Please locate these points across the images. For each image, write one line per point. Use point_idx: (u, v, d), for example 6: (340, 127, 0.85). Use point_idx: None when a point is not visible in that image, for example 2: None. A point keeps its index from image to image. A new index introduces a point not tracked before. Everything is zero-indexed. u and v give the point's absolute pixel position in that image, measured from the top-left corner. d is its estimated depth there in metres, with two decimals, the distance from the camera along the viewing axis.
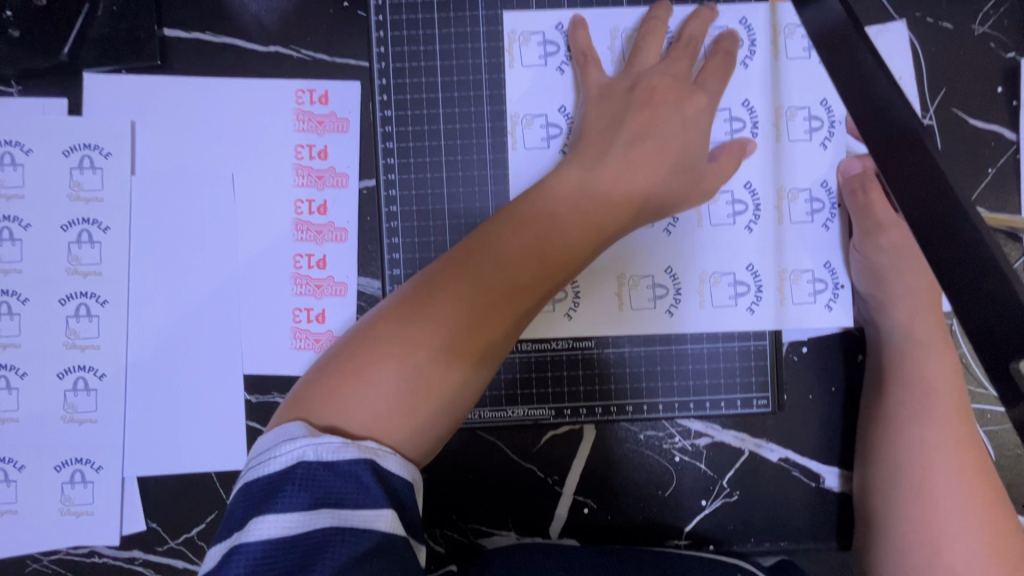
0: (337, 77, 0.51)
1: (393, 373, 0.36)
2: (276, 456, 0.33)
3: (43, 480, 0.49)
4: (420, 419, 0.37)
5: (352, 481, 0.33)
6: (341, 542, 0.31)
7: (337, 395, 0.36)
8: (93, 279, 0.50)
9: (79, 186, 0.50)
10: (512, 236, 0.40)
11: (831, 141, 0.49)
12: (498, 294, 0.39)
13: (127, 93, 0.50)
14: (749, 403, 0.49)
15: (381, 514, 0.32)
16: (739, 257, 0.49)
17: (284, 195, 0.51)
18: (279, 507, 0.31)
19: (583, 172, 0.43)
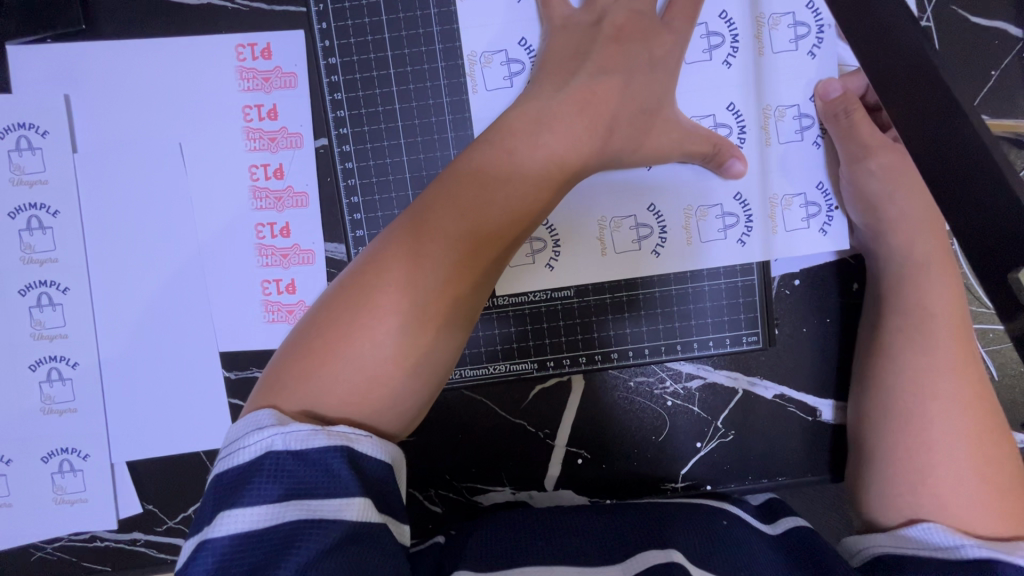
0: (277, 28, 0.47)
1: (359, 345, 0.35)
2: (245, 446, 0.32)
3: (32, 472, 0.49)
4: (397, 385, 0.35)
5: (323, 470, 0.32)
6: (311, 533, 0.30)
7: (303, 380, 0.35)
8: (50, 267, 0.48)
9: (21, 169, 0.47)
10: (470, 191, 0.38)
11: (820, 48, 0.45)
12: (459, 253, 0.37)
13: (56, 64, 0.47)
14: (739, 341, 0.47)
15: (352, 503, 0.31)
16: (725, 189, 0.45)
17: (238, 162, 0.48)
18: (247, 500, 0.31)
19: (539, 112, 0.40)
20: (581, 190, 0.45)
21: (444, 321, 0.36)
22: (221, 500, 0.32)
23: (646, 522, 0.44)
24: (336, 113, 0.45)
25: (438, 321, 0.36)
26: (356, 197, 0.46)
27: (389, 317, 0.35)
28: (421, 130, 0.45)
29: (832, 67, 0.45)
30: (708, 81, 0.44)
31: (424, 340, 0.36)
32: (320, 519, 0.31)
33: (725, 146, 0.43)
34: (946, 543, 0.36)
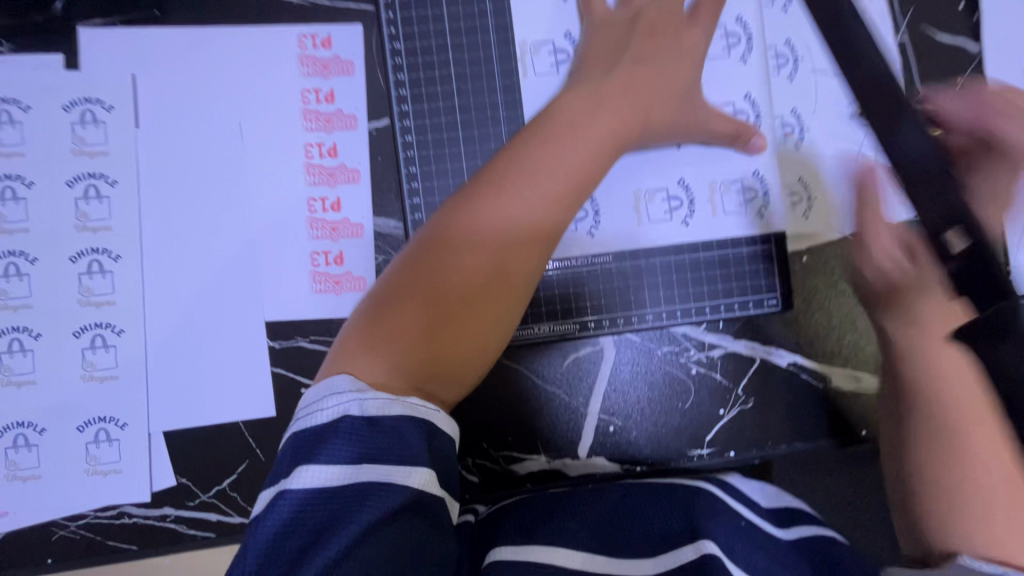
0: (338, 21, 0.51)
1: (411, 346, 0.38)
2: (323, 409, 0.35)
3: (66, 442, 0.49)
4: (440, 384, 0.39)
5: (395, 437, 0.34)
6: (380, 495, 0.32)
7: (377, 341, 0.38)
8: (103, 235, 0.49)
9: (82, 141, 0.49)
10: (479, 243, 0.41)
11: (797, 75, 0.52)
12: (515, 240, 0.42)
13: (125, 45, 0.50)
14: (762, 304, 0.53)
15: (417, 472, 0.34)
16: (743, 168, 0.51)
17: (294, 140, 0.51)
18: (323, 458, 0.33)
19: (592, 108, 0.45)
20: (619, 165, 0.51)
21: (487, 320, 0.41)
22: (297, 456, 0.34)
23: (674, 493, 0.46)
24: (401, 93, 0.50)
25: (494, 300, 0.41)
26: (415, 167, 0.51)
27: (433, 322, 0.39)
28: (478, 109, 0.50)
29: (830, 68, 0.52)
30: (724, 74, 0.51)
31: (483, 315, 0.41)
32: (388, 484, 0.33)
33: (747, 130, 0.50)
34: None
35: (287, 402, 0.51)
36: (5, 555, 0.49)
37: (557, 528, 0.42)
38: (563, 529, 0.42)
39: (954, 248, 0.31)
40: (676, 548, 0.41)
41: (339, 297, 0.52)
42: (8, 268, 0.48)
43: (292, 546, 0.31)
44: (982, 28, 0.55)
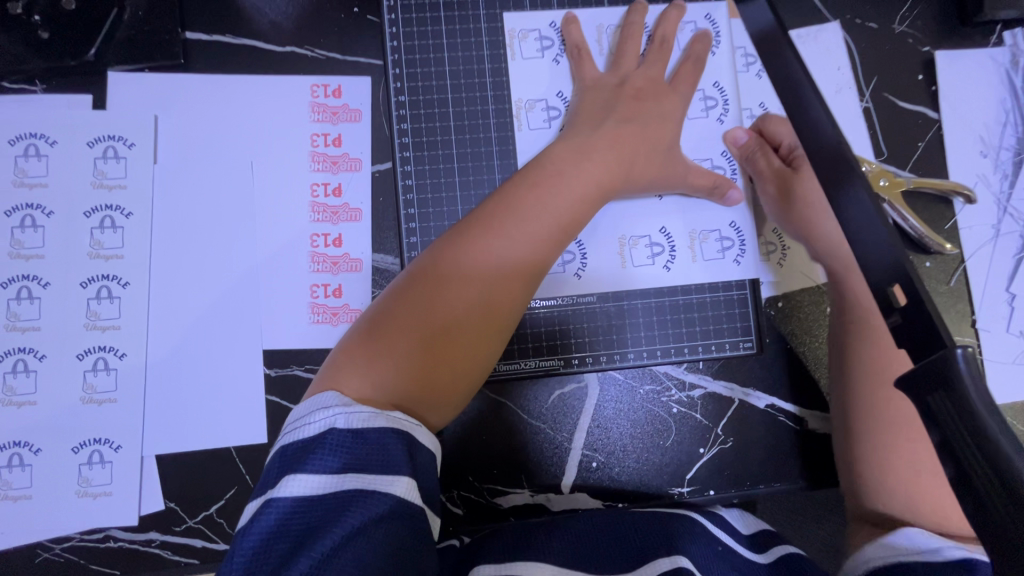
0: (349, 73, 0.56)
1: (391, 367, 0.40)
2: (311, 423, 0.36)
3: (61, 462, 0.50)
4: (422, 403, 0.41)
5: (380, 448, 0.36)
6: (364, 503, 0.34)
7: (366, 363, 0.41)
8: (115, 262, 0.52)
9: (103, 175, 0.53)
10: (467, 269, 0.44)
11: None
12: (501, 275, 0.44)
13: (150, 90, 0.54)
14: (738, 346, 0.55)
15: (400, 481, 0.35)
16: (720, 219, 0.55)
17: (301, 180, 0.55)
18: (310, 467, 0.34)
19: (580, 157, 0.49)
20: (605, 213, 0.54)
21: (470, 344, 0.43)
22: (283, 469, 0.35)
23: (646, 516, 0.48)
24: (403, 142, 0.54)
25: (478, 331, 0.43)
26: (414, 211, 0.54)
27: (417, 344, 0.41)
28: (475, 158, 0.54)
29: None
30: (702, 132, 0.55)
31: (467, 343, 0.43)
32: (373, 492, 0.34)
33: (724, 184, 0.54)
34: (929, 546, 0.40)
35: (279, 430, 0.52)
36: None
37: (538, 544, 0.44)
38: (546, 546, 0.44)
39: (897, 302, 0.35)
40: (652, 559, 0.42)
41: (335, 329, 0.54)
42: (20, 291, 0.51)
43: (278, 552, 0.32)
44: (940, 97, 0.60)
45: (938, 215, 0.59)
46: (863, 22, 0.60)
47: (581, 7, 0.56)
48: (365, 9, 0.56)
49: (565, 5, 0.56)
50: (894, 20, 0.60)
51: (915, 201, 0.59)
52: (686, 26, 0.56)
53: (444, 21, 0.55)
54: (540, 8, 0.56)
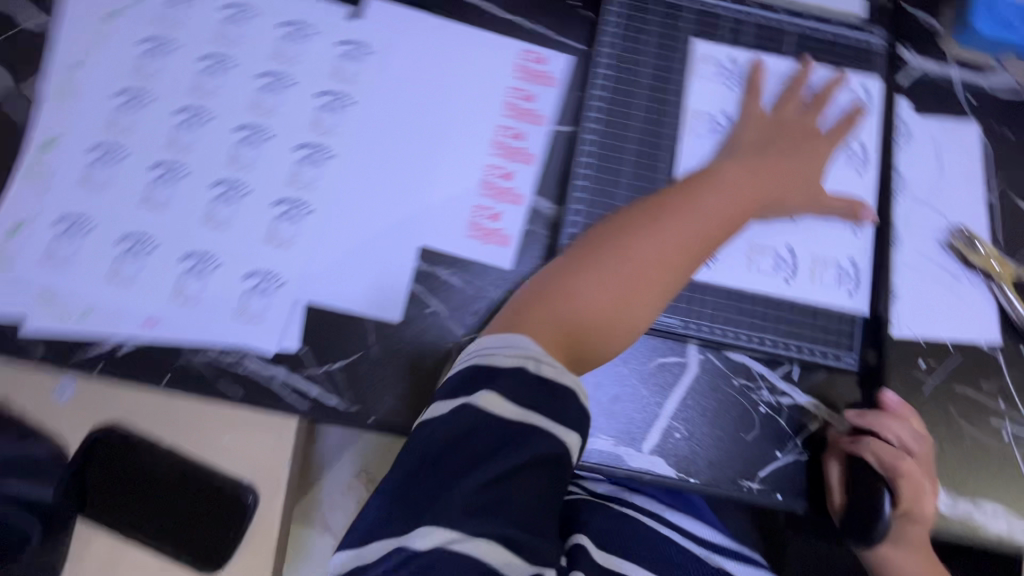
0: (554, 50, 0.65)
1: (554, 326, 0.50)
2: (507, 353, 0.47)
3: (230, 284, 0.57)
4: (576, 358, 0.50)
5: (558, 397, 0.46)
6: (535, 440, 0.44)
7: (538, 319, 0.50)
8: (327, 136, 0.60)
9: (340, 69, 0.62)
10: (620, 257, 0.52)
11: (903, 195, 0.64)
12: (660, 264, 0.52)
13: (395, 15, 0.64)
14: (834, 356, 0.59)
15: (567, 433, 0.45)
16: (848, 254, 0.61)
17: (492, 119, 0.63)
18: (504, 394, 0.45)
19: (734, 185, 0.57)
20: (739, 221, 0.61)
21: (620, 318, 0.51)
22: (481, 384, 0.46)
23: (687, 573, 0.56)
24: (592, 115, 0.62)
25: (626, 310, 0.51)
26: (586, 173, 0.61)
27: (578, 314, 0.51)
28: (652, 146, 0.63)
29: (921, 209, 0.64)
30: (844, 175, 0.62)
31: (629, 310, 0.51)
32: (545, 434, 0.45)
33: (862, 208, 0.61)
34: None
35: (412, 317, 0.59)
36: (135, 360, 0.55)
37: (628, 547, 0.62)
38: (632, 546, 0.63)
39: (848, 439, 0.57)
40: None
41: (485, 246, 0.61)
42: (247, 137, 0.59)
43: (463, 451, 0.44)
44: None
45: None
46: (1005, 129, 0.67)
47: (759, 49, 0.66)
48: (580, 3, 0.66)
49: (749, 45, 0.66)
50: None
51: None
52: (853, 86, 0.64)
53: (653, 31, 0.65)
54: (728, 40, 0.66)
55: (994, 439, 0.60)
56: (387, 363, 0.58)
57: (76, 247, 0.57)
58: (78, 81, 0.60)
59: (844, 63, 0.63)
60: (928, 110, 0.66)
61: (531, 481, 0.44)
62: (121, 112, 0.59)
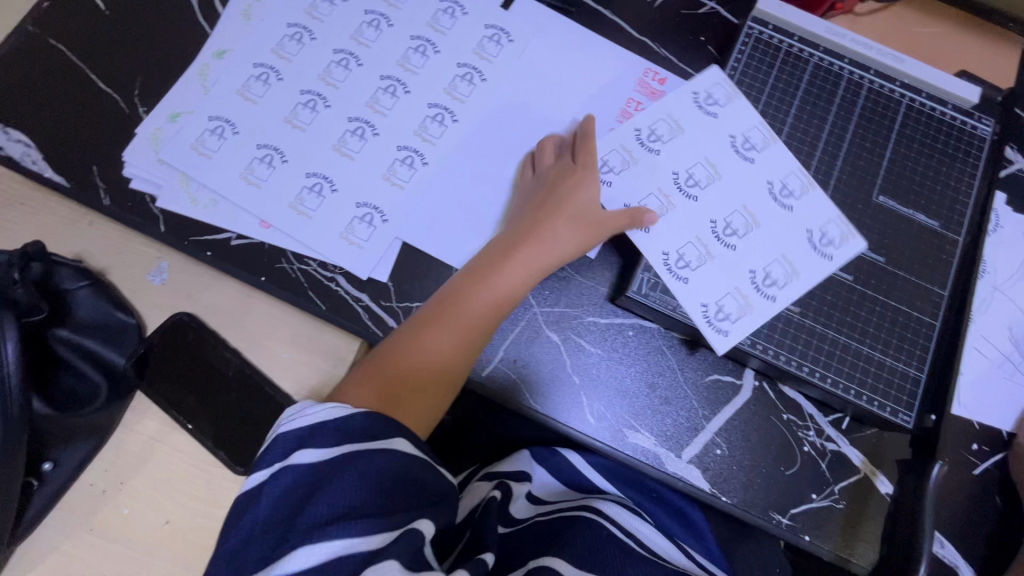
0: (675, 74, 0.70)
1: (406, 384, 0.54)
2: (308, 415, 0.47)
3: (343, 208, 0.63)
4: (425, 413, 0.55)
5: (352, 423, 0.47)
6: (352, 465, 0.45)
7: (388, 377, 0.54)
8: (457, 103, 0.66)
9: (482, 49, 0.68)
10: (455, 315, 0.56)
11: (983, 279, 0.65)
12: (477, 326, 0.56)
13: (541, 14, 0.70)
14: (897, 414, 0.57)
15: (393, 441, 0.47)
16: (700, 282, 0.60)
17: (607, 121, 0.67)
18: (313, 444, 0.46)
19: (527, 270, 0.58)
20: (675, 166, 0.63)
21: (450, 376, 0.56)
22: (289, 446, 0.46)
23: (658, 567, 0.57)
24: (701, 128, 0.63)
25: (453, 368, 0.56)
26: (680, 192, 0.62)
27: (422, 376, 0.55)
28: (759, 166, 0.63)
29: (994, 296, 0.65)
30: (767, 245, 0.61)
31: (440, 398, 0.56)
32: (372, 452, 0.46)
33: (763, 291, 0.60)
34: None
35: None
36: (244, 253, 0.63)
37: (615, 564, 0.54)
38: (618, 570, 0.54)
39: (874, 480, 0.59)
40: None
41: None
42: (388, 87, 0.66)
43: (301, 493, 0.44)
44: None
45: None
46: None
47: (879, 98, 0.65)
48: (709, 40, 0.71)
49: (868, 90, 0.66)
50: None
51: None
52: (966, 165, 0.64)
53: (775, 69, 0.66)
54: (848, 90, 0.66)
55: None
56: None
57: (220, 143, 0.64)
58: (259, 9, 0.68)
59: (949, 143, 0.64)
60: (1022, 208, 0.68)
61: (380, 482, 0.45)
62: (286, 41, 0.67)
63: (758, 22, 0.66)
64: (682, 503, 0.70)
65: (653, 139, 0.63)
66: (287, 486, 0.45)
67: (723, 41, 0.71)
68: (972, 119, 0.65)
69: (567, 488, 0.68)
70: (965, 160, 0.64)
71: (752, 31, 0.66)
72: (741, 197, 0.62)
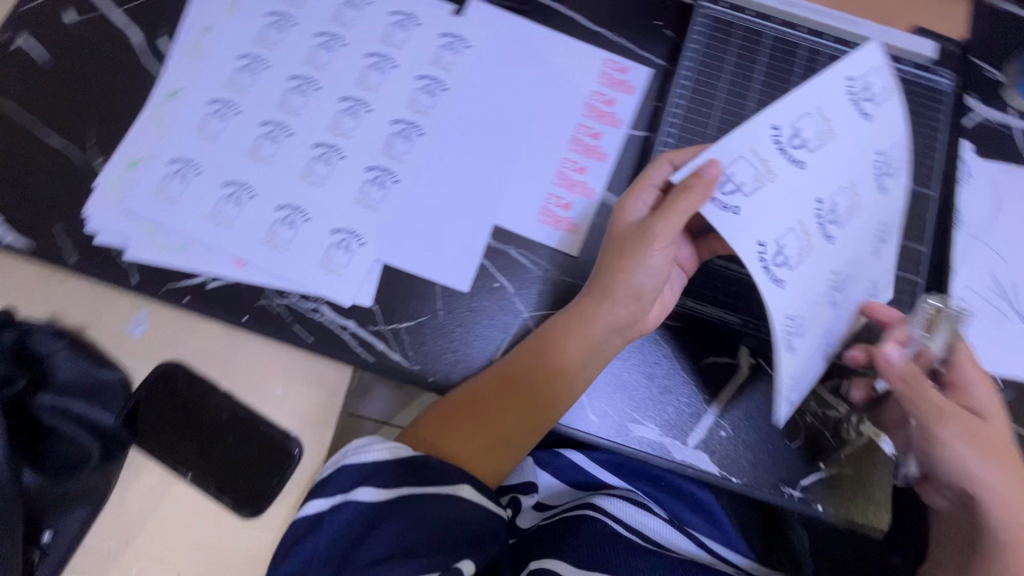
0: (636, 61, 0.69)
1: (473, 437, 0.57)
2: (372, 451, 0.54)
3: (318, 236, 0.61)
4: (495, 464, 0.58)
5: (419, 466, 0.54)
6: (411, 504, 0.52)
7: (462, 432, 0.57)
8: (422, 116, 0.65)
9: (440, 59, 0.67)
10: (518, 385, 0.57)
11: (961, 229, 0.66)
12: (536, 396, 0.57)
13: (494, 17, 0.69)
14: None
15: (456, 487, 0.53)
16: (794, 291, 0.48)
17: (573, 116, 0.66)
18: (373, 482, 0.53)
19: (584, 344, 0.56)
20: (812, 186, 0.49)
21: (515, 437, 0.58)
22: (352, 481, 0.53)
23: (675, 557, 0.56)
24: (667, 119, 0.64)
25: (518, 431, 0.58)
26: None
27: (488, 435, 0.57)
28: None
29: (972, 243, 0.66)
30: (858, 257, 0.51)
31: (508, 455, 0.58)
32: (435, 495, 0.53)
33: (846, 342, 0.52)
34: None
35: (479, 287, 0.62)
36: (223, 296, 0.61)
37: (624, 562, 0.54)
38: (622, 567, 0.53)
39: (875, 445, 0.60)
40: None
41: (554, 232, 0.63)
42: (349, 108, 0.65)
43: (358, 526, 0.51)
44: None
45: None
46: None
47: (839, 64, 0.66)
48: (666, 24, 0.71)
49: (827, 57, 0.66)
50: None
51: None
52: (930, 119, 0.65)
53: (732, 47, 0.66)
54: (807, 59, 0.66)
55: None
56: (450, 330, 0.61)
57: (183, 186, 0.62)
58: (206, 43, 0.66)
59: (913, 100, 0.65)
60: (989, 155, 0.69)
61: (435, 518, 0.52)
62: (239, 73, 0.65)
63: (711, 3, 0.67)
64: (692, 487, 0.70)
65: (797, 142, 0.48)
66: (345, 518, 0.51)
67: (679, 23, 0.71)
68: (932, 73, 0.66)
69: (576, 488, 0.68)
70: (930, 115, 0.65)
71: (706, 12, 0.67)
72: (861, 240, 0.50)
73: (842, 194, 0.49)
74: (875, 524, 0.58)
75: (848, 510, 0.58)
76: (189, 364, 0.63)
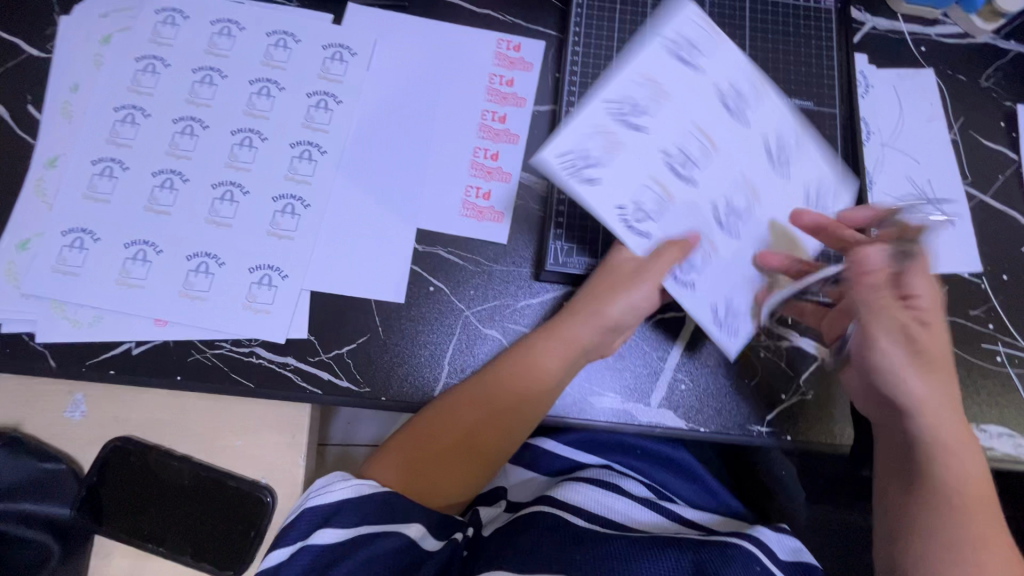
0: (528, 36, 0.68)
1: (441, 473, 0.58)
2: (333, 490, 0.54)
3: (238, 278, 0.59)
4: (460, 491, 0.59)
5: (374, 504, 0.54)
6: (369, 541, 0.52)
7: (426, 466, 0.58)
8: (320, 134, 0.63)
9: (328, 71, 0.64)
10: (490, 417, 0.57)
11: (870, 141, 0.68)
12: (507, 426, 0.58)
13: (376, 19, 0.67)
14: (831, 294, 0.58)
15: (410, 525, 0.54)
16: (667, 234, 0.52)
17: (476, 104, 0.65)
18: (334, 524, 0.52)
19: (564, 361, 0.56)
20: (653, 142, 0.52)
21: (482, 464, 0.59)
22: (311, 524, 0.53)
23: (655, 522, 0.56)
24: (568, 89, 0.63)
25: (481, 456, 0.59)
26: None
27: (456, 467, 0.58)
28: None
29: (880, 152, 0.67)
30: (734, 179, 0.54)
31: (475, 481, 0.59)
32: (389, 532, 0.53)
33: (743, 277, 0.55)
34: None
35: (415, 295, 0.60)
36: (150, 358, 0.58)
37: (565, 556, 0.52)
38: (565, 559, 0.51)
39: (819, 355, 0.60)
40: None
41: (479, 225, 0.62)
42: (244, 140, 0.62)
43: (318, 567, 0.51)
44: (1020, 142, 0.68)
45: (1015, 238, 0.66)
46: (953, 74, 0.70)
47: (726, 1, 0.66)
48: None
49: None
50: (980, 75, 0.70)
51: (994, 222, 0.66)
52: (821, 40, 0.65)
53: (619, 4, 0.65)
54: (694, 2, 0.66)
55: (990, 363, 0.62)
56: (393, 344, 0.59)
57: (83, 256, 0.59)
58: (78, 102, 0.63)
59: (802, 24, 0.66)
60: (884, 64, 0.70)
61: (391, 554, 0.52)
62: (119, 126, 0.62)
63: None
64: (667, 450, 0.72)
65: (632, 113, 0.52)
66: (305, 562, 0.51)
67: None
68: None
69: (553, 476, 0.69)
70: (821, 35, 0.65)
71: None
72: (731, 169, 0.54)
73: (687, 138, 0.53)
74: (842, 440, 0.59)
75: (814, 433, 0.60)
76: (132, 438, 0.60)
